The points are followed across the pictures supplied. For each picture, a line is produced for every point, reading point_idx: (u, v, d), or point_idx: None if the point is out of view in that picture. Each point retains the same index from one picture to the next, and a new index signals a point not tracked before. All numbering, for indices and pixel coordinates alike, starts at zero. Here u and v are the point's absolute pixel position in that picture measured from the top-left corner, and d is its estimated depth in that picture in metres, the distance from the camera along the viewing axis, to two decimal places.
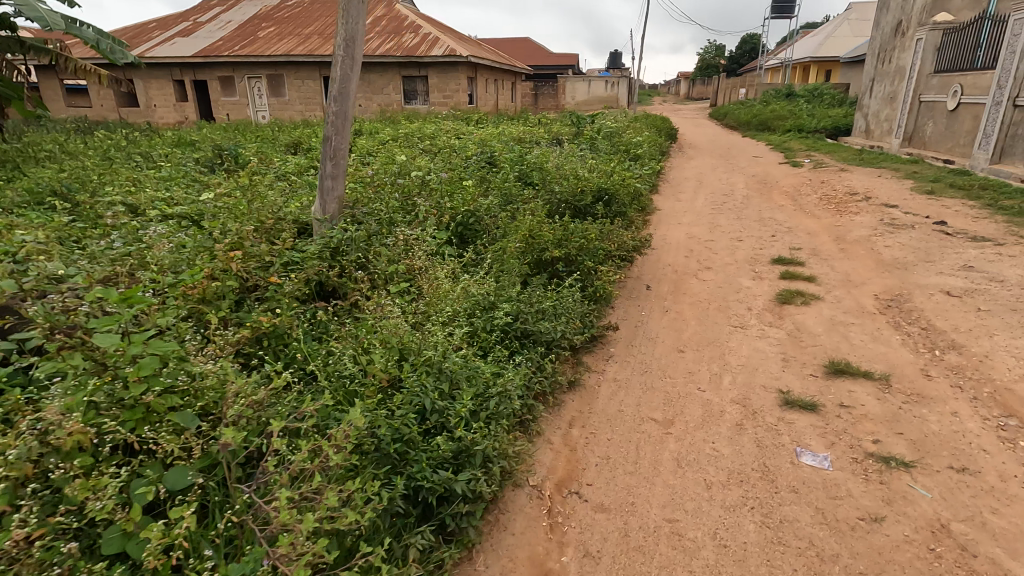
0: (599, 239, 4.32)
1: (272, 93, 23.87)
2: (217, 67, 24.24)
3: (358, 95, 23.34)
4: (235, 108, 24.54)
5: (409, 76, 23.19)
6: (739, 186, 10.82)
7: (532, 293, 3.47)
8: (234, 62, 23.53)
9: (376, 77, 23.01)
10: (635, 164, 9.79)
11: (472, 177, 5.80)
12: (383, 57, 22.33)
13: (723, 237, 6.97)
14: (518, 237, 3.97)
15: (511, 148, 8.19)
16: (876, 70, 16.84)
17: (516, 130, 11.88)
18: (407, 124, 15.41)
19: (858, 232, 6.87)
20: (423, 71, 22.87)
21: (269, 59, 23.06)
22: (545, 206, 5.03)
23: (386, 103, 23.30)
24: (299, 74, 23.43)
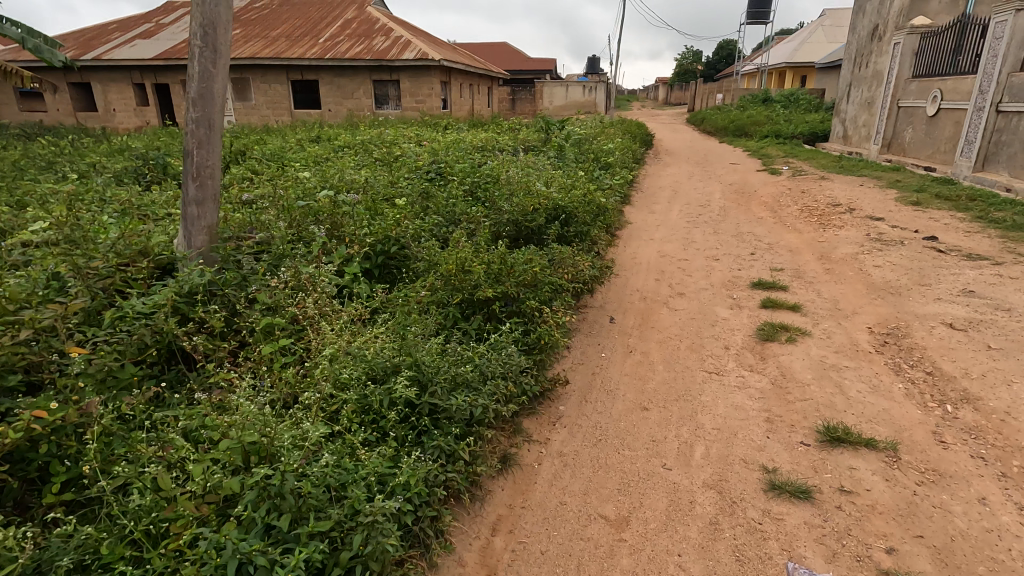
0: (548, 271, 3.62)
1: (237, 97, 22.89)
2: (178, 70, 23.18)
3: (327, 99, 22.45)
4: None
5: (379, 81, 22.39)
6: (716, 196, 10.25)
7: (452, 349, 2.75)
8: None
9: (346, 81, 22.14)
10: (606, 174, 9.17)
11: (412, 193, 5.07)
12: (353, 60, 21.50)
13: (698, 255, 6.34)
14: (445, 274, 3.24)
15: (468, 157, 7.46)
16: (853, 75, 16.53)
17: (483, 137, 11.19)
18: (371, 130, 14.63)
19: (843, 250, 6.29)
20: (395, 75, 22.08)
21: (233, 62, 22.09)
22: (490, 228, 4.33)
23: (356, 108, 22.47)
24: (265, 78, 22.50)
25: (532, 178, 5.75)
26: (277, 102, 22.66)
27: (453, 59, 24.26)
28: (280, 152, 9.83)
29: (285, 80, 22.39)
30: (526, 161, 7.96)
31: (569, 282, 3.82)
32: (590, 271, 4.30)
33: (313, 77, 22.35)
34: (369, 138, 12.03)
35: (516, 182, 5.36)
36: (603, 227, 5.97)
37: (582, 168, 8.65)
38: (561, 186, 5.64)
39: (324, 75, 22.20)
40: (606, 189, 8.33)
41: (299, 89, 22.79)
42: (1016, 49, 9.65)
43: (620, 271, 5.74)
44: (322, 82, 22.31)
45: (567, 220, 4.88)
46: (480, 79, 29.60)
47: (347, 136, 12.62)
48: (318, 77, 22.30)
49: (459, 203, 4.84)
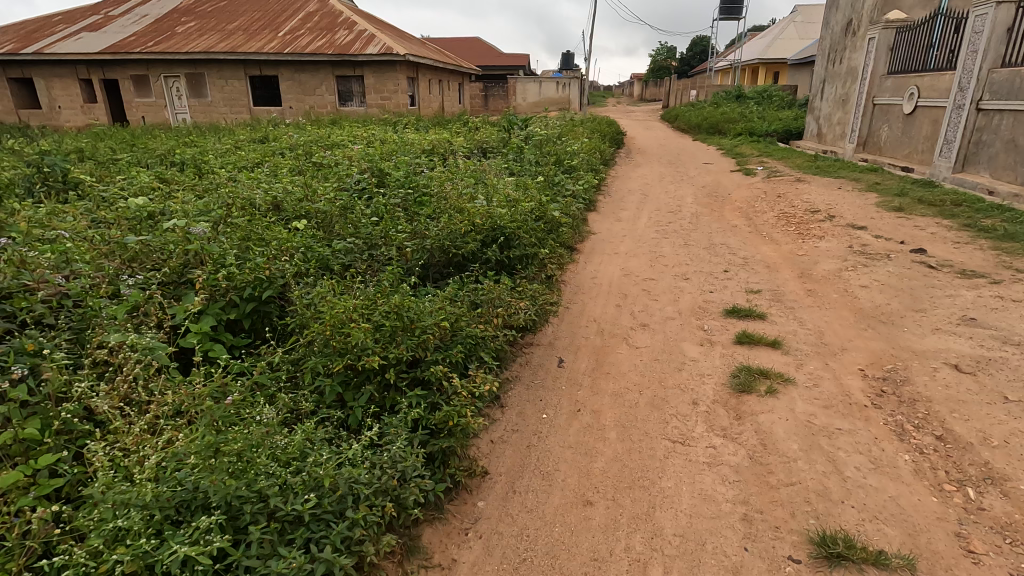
0: (467, 321, 2.92)
1: (192, 93, 21.63)
2: (127, 65, 21.83)
3: (288, 96, 21.29)
4: (152, 110, 22.21)
5: (343, 77, 21.29)
6: (688, 201, 9.61)
7: (307, 463, 2.00)
8: (147, 59, 21.21)
9: (307, 77, 21.00)
10: (570, 180, 8.46)
11: (324, 214, 4.29)
12: (314, 54, 20.40)
13: (665, 274, 5.64)
14: (324, 336, 2.52)
15: (411, 164, 6.65)
16: (827, 71, 16.11)
17: (440, 137, 10.37)
18: (327, 128, 13.71)
19: (825, 265, 5.66)
20: (358, 70, 21.03)
21: (186, 56, 20.84)
22: (409, 263, 3.65)
23: (319, 106, 21.36)
24: (222, 73, 21.28)
25: (472, 190, 4.98)
26: (234, 99, 21.46)
27: (421, 54, 23.29)
28: (213, 155, 8.88)
29: (242, 75, 21.20)
30: (480, 169, 7.19)
31: (495, 330, 3.11)
32: (528, 310, 3.60)
33: (272, 73, 21.19)
34: (320, 138, 11.11)
35: (451, 196, 4.60)
36: (557, 245, 5.25)
37: (542, 174, 7.92)
38: (505, 198, 4.90)
39: (283, 71, 21.04)
40: (568, 197, 7.61)
41: (259, 85, 21.60)
42: (997, 44, 9.18)
43: (576, 296, 5.02)
44: (281, 78, 21.17)
45: (506, 243, 4.15)
46: (450, 75, 28.64)
47: (297, 137, 11.68)
48: (277, 73, 21.15)
49: (377, 226, 4.10)
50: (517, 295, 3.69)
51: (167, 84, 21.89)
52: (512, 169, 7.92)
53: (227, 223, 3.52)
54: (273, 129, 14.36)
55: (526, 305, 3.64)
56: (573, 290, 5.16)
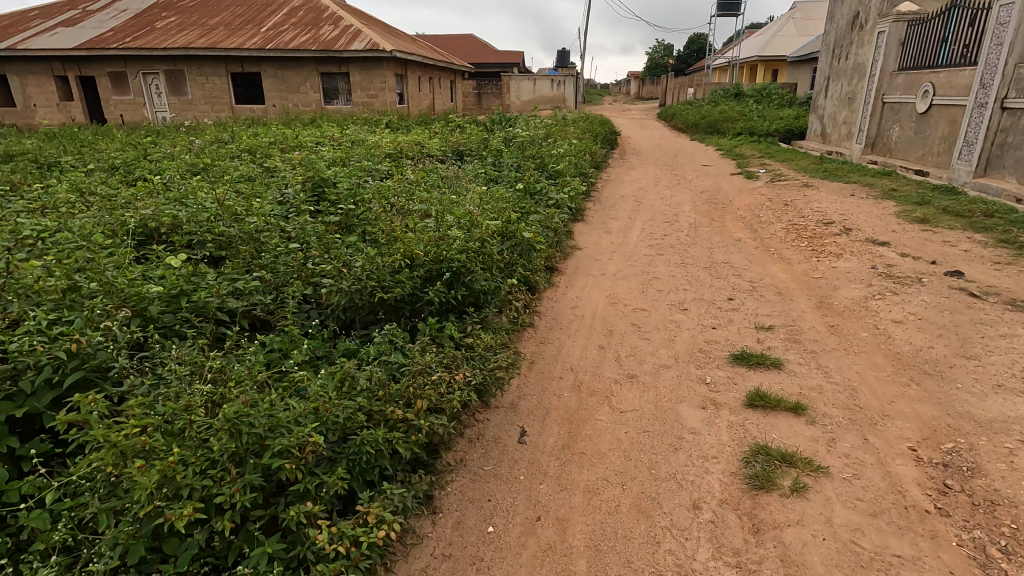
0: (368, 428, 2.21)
1: (172, 91, 20.69)
2: (104, 62, 20.91)
3: (270, 93, 20.34)
4: (131, 108, 21.29)
5: (328, 74, 20.35)
6: (685, 208, 8.77)
7: None
8: (123, 55, 20.28)
9: (291, 74, 20.05)
10: (555, 187, 7.60)
11: (235, 241, 3.47)
12: (297, 51, 19.48)
13: (659, 302, 4.80)
14: (104, 470, 1.73)
15: (368, 173, 5.79)
16: (832, 68, 15.30)
17: (417, 138, 9.49)
18: (303, 128, 12.84)
19: (846, 292, 4.83)
20: (344, 67, 20.10)
21: (164, 52, 19.87)
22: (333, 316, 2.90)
23: (303, 104, 20.44)
24: (202, 70, 20.30)
25: (424, 208, 4.13)
26: (215, 96, 20.52)
27: (409, 50, 22.35)
28: (161, 160, 7.98)
29: (223, 73, 20.25)
30: (450, 178, 6.34)
31: (412, 418, 2.29)
32: (470, 377, 2.78)
33: (254, 70, 20.24)
34: (289, 139, 10.21)
35: (394, 217, 3.77)
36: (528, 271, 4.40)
37: (522, 182, 7.06)
38: (463, 217, 4.03)
39: (266, 68, 20.10)
40: (551, 209, 6.77)
41: (241, 82, 20.62)
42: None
43: (550, 335, 4.18)
44: (263, 75, 20.23)
45: (453, 280, 3.27)
46: (441, 72, 27.70)
47: (265, 137, 10.78)
48: (260, 69, 20.21)
49: (297, 256, 3.28)
50: (460, 356, 2.88)
51: (146, 81, 20.91)
52: (487, 177, 7.06)
53: (89, 262, 2.76)
54: (247, 129, 13.44)
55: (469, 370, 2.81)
56: (547, 326, 4.31)
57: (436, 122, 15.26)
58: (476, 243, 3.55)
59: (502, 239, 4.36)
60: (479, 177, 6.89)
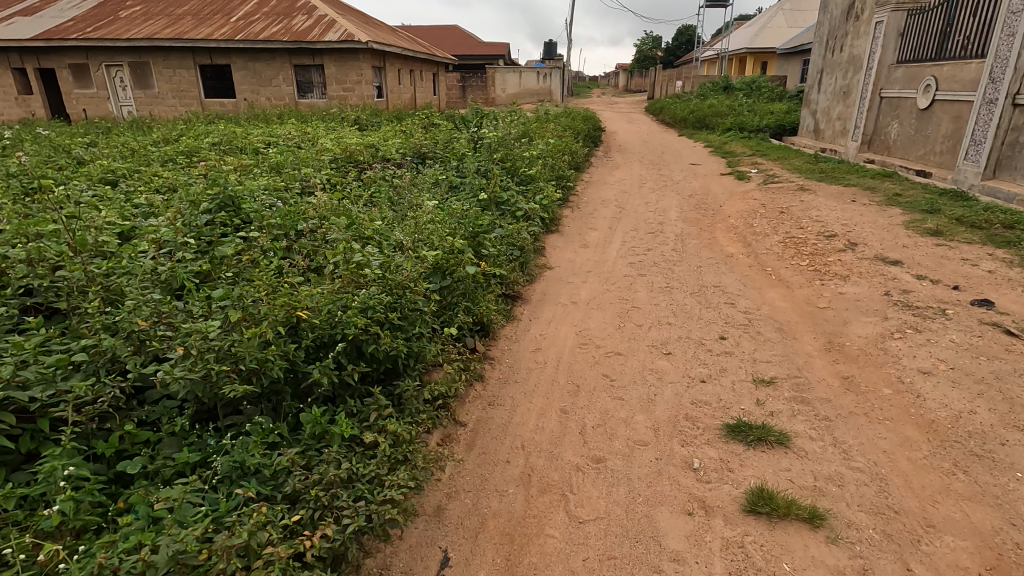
0: None
1: (137, 84, 19.50)
2: (63, 54, 19.68)
3: (241, 86, 19.23)
4: (94, 102, 20.06)
5: (301, 66, 19.27)
6: (672, 214, 7.99)
7: None
8: (83, 46, 19.06)
9: (263, 66, 18.95)
10: (526, 197, 6.78)
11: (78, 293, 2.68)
12: (267, 42, 18.35)
13: (637, 343, 4.01)
14: None
15: (294, 189, 4.92)
16: (826, 60, 14.58)
17: (379, 139, 8.61)
18: (267, 126, 11.87)
19: (859, 329, 4.07)
20: (318, 59, 19.03)
21: (127, 42, 18.66)
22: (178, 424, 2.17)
23: (275, 98, 19.34)
24: (169, 62, 19.12)
25: (342, 242, 3.31)
26: (183, 90, 19.35)
27: (387, 41, 21.31)
28: (84, 165, 7.03)
29: (191, 64, 19.08)
30: (399, 194, 5.50)
31: None
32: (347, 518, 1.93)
33: (224, 62, 19.10)
34: (242, 139, 9.27)
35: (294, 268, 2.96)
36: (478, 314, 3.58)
37: (487, 193, 6.24)
38: (387, 254, 3.21)
39: (236, 60, 19.00)
40: (520, 225, 5.95)
41: (210, 75, 19.46)
42: None
43: (501, 397, 3.37)
44: (233, 67, 19.12)
45: (354, 351, 2.46)
46: (423, 64, 26.63)
47: (217, 137, 9.80)
48: (230, 62, 19.10)
49: (142, 310, 2.46)
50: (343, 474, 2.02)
51: (109, 73, 19.69)
52: (445, 189, 6.21)
53: None
54: (206, 127, 12.42)
55: (349, 499, 2.01)
56: (498, 383, 3.51)
57: (410, 118, 14.32)
58: (391, 293, 2.72)
59: (440, 273, 3.51)
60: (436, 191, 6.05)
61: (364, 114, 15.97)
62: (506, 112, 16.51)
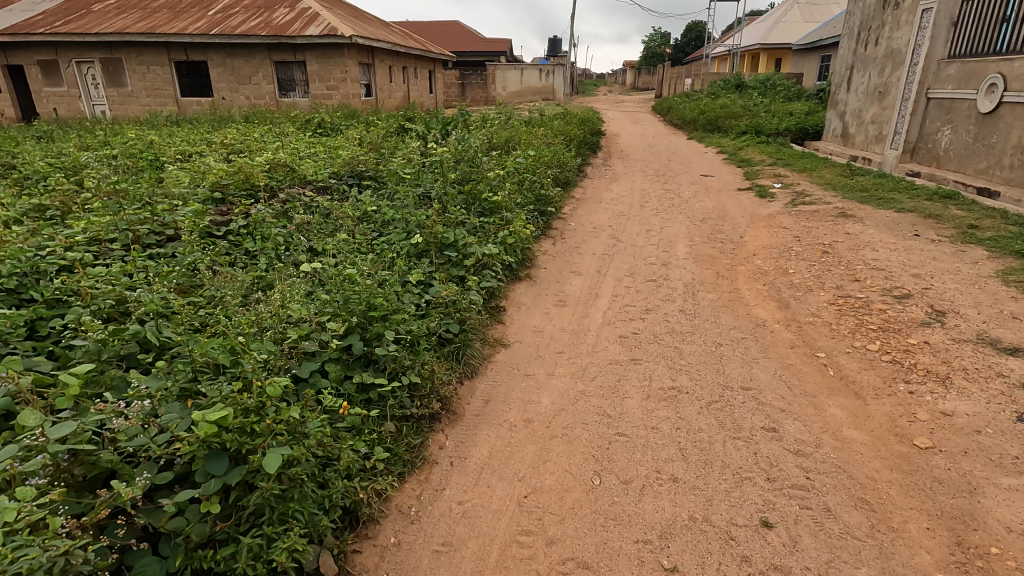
0: None
1: (109, 82, 17.90)
2: (31, 49, 18.13)
3: (218, 84, 17.55)
4: (64, 102, 18.48)
5: (282, 63, 17.59)
6: (680, 248, 6.31)
7: None
8: (52, 41, 17.52)
9: (240, 62, 17.26)
10: (488, 235, 5.11)
11: None
12: (244, 36, 16.70)
13: (620, 534, 2.33)
14: None
15: (107, 254, 3.33)
16: (858, 54, 12.80)
17: (321, 153, 6.94)
18: (218, 132, 10.22)
19: (1003, 509, 2.37)
20: (299, 55, 17.34)
21: (96, 37, 17.03)
22: None
23: (254, 97, 17.69)
24: (141, 58, 17.47)
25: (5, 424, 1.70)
26: (157, 88, 17.69)
27: (375, 35, 19.61)
28: None
29: (165, 61, 17.41)
30: (284, 255, 3.89)
31: None
32: None
33: (200, 58, 17.44)
34: (164, 149, 7.62)
35: None
36: (296, 541, 1.80)
37: (422, 238, 4.57)
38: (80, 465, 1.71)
39: (212, 56, 17.34)
40: (465, 287, 4.29)
41: (186, 72, 17.74)
42: None
43: None
44: (209, 64, 17.47)
45: None
46: (418, 61, 24.88)
47: (140, 145, 8.10)
48: (206, 58, 17.46)
49: None
50: None
51: (79, 70, 18.07)
52: (361, 237, 4.55)
53: None
54: (154, 132, 10.76)
55: None
56: None
57: (387, 121, 12.61)
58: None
59: (224, 454, 1.82)
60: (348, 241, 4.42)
61: (342, 116, 14.28)
62: (501, 115, 14.78)
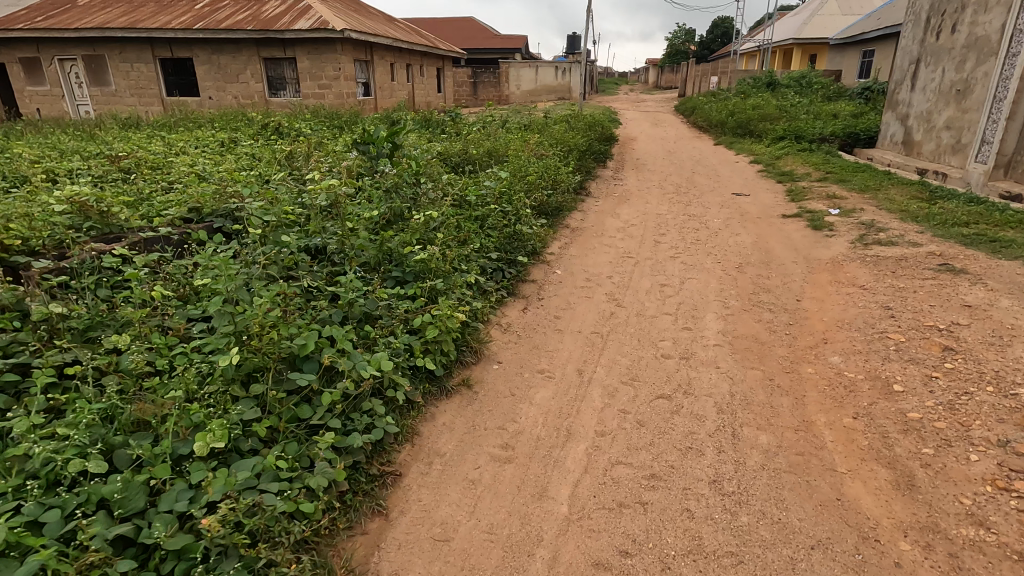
0: None
1: (92, 80, 15.76)
2: (12, 45, 16.14)
3: (204, 83, 15.36)
4: (48, 103, 16.39)
5: (273, 59, 15.35)
6: (711, 322, 4.27)
7: None
8: (33, 36, 15.49)
9: (227, 59, 15.08)
10: (394, 323, 3.17)
11: None
12: (229, 30, 14.48)
13: None
14: None
15: None
16: (926, 44, 10.50)
17: (211, 178, 5.04)
18: (151, 143, 8.26)
19: None
20: (290, 51, 15.13)
21: (76, 32, 14.93)
22: None
23: (243, 97, 15.42)
24: (125, 54, 15.31)
25: None
26: (142, 87, 15.47)
27: (372, 29, 17.68)
28: None
29: (149, 58, 15.21)
30: None
31: None
32: None
33: (185, 55, 15.22)
34: (34, 166, 5.65)
35: None
36: None
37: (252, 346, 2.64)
38: None
39: (198, 52, 15.16)
40: (311, 449, 2.37)
41: (172, 69, 15.52)
42: None
43: None
44: (195, 61, 15.29)
45: None
46: (424, 57, 22.89)
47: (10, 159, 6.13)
48: (192, 54, 15.23)
49: None
50: None
51: (61, 68, 15.93)
52: (147, 350, 2.68)
53: None
54: (78, 140, 8.83)
55: None
56: None
57: (364, 125, 10.65)
58: None
59: None
60: (115, 362, 2.55)
61: (317, 120, 12.37)
62: (498, 118, 12.74)
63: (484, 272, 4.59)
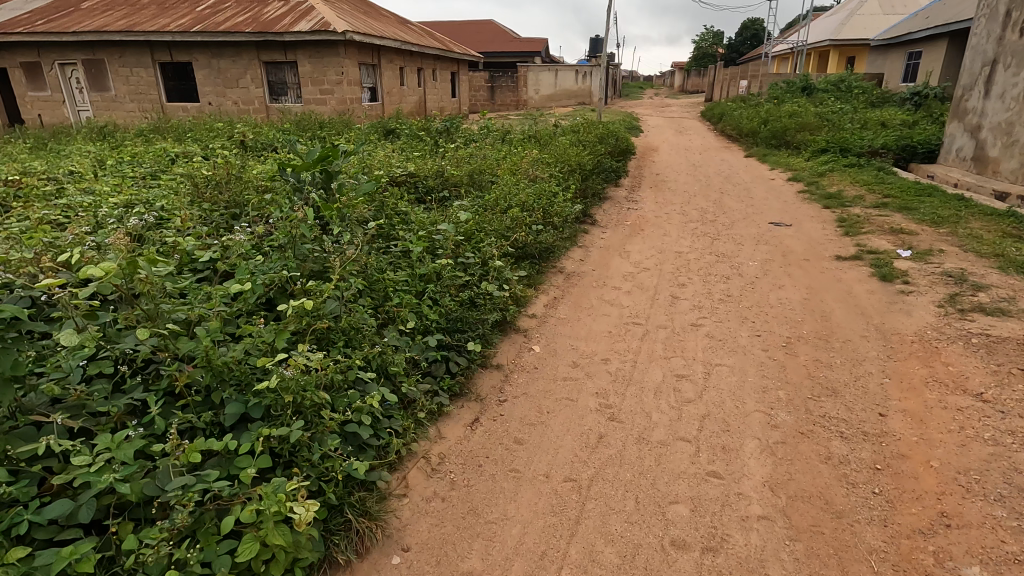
0: None
1: (94, 87, 14.65)
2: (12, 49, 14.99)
3: (203, 88, 14.20)
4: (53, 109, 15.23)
5: (273, 63, 14.13)
6: (753, 460, 2.78)
7: None
8: (36, 42, 14.37)
9: (226, 63, 13.91)
10: (179, 533, 1.79)
11: None
12: (228, 33, 13.27)
13: None
14: None
15: None
16: (1005, 42, 8.76)
17: (73, 220, 3.75)
18: (95, 161, 6.94)
19: None
20: (291, 54, 13.90)
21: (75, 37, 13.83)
22: None
23: (243, 103, 14.22)
24: (123, 58, 14.14)
25: None
26: (142, 92, 14.28)
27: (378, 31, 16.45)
28: None
29: (148, 62, 14.06)
30: None
31: None
32: None
33: (185, 59, 14.05)
34: None
35: None
36: None
37: None
38: None
39: (196, 56, 13.99)
40: None
41: (172, 74, 14.35)
42: None
43: None
44: (194, 66, 14.09)
45: None
46: (437, 60, 21.61)
47: None
48: (192, 58, 14.09)
49: None
50: None
51: (63, 73, 14.75)
52: None
53: None
54: (22, 156, 7.57)
55: None
56: None
57: (348, 137, 9.31)
58: None
59: None
60: None
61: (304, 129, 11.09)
62: (505, 128, 11.29)
63: (416, 367, 3.19)
